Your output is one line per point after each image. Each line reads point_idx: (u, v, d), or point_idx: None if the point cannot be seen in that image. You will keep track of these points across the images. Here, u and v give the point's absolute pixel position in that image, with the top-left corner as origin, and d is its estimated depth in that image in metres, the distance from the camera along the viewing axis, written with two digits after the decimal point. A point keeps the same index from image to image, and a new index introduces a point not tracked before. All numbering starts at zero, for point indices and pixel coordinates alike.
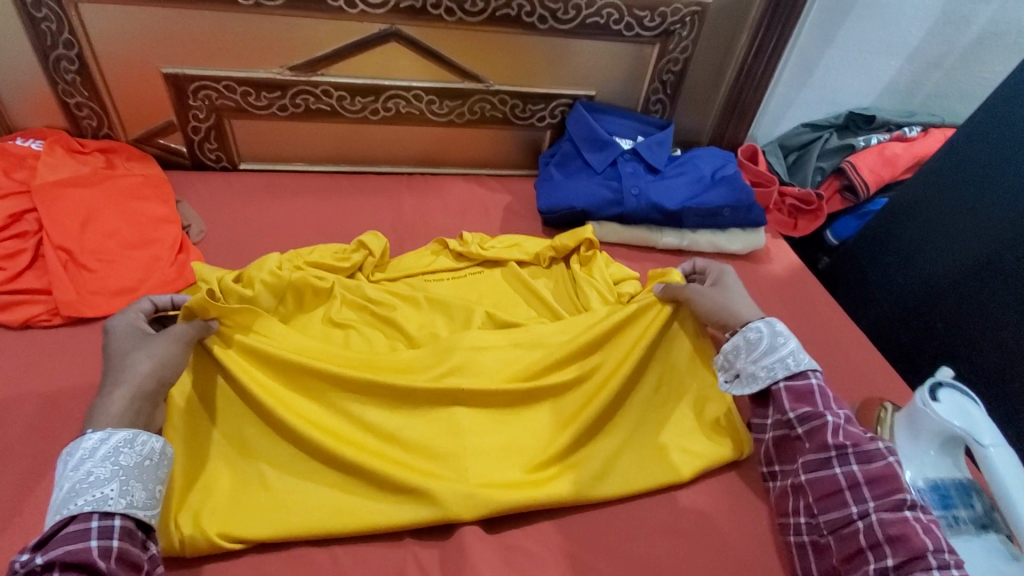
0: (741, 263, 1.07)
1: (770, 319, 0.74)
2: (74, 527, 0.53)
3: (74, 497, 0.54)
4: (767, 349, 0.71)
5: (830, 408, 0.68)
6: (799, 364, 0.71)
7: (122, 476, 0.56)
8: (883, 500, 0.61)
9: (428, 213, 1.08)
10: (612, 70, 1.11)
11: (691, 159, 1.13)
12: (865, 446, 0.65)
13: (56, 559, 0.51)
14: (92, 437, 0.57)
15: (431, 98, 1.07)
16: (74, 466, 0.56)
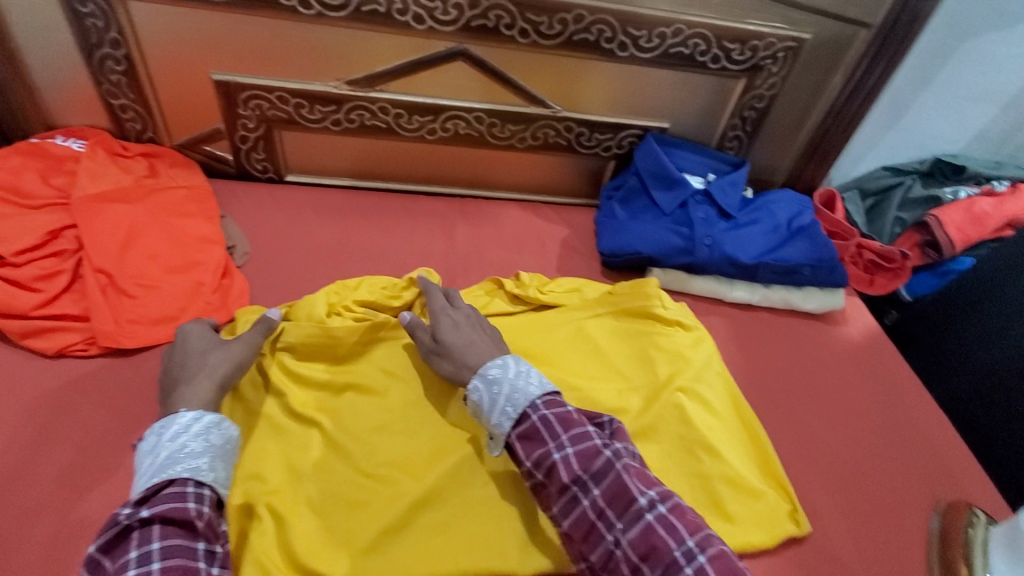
0: (812, 323, 1.00)
1: (485, 366, 0.64)
2: (172, 489, 0.53)
3: (171, 463, 0.54)
4: (490, 405, 0.61)
5: (555, 437, 0.57)
6: (518, 410, 0.59)
7: (212, 452, 0.57)
8: (625, 518, 0.53)
9: (482, 244, 1.02)
10: (690, 102, 1.02)
11: (767, 203, 1.03)
12: (580, 458, 0.56)
13: (157, 514, 0.51)
14: (186, 415, 0.58)
15: (493, 121, 1.00)
16: (169, 437, 0.56)
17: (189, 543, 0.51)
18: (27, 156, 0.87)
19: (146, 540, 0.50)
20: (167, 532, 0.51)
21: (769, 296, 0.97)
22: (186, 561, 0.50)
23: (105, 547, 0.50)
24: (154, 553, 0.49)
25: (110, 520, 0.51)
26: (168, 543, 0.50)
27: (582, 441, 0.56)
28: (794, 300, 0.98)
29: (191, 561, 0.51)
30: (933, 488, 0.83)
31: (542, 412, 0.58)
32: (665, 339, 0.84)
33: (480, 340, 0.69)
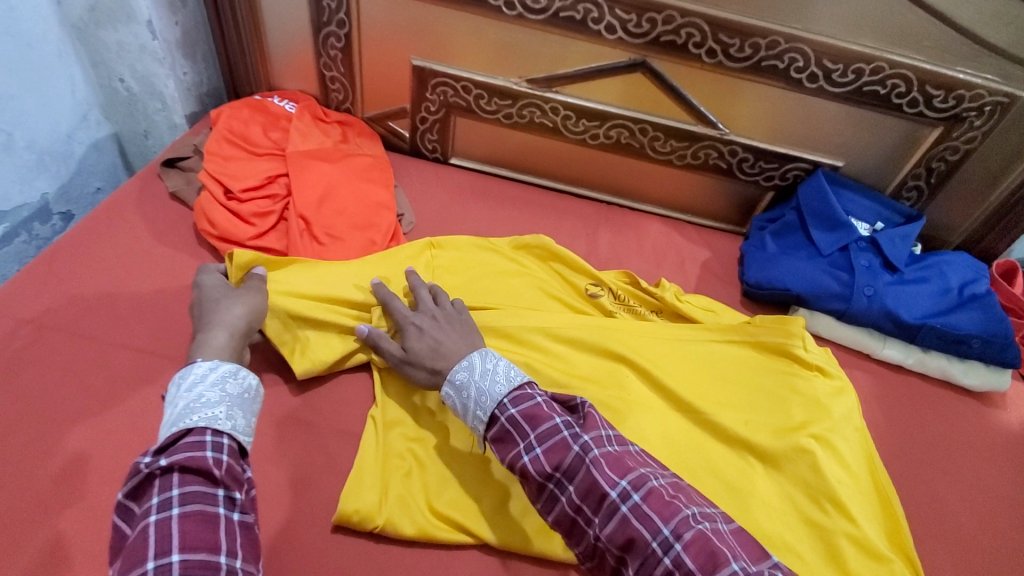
0: (967, 401, 0.91)
1: (449, 374, 0.65)
2: (190, 438, 0.51)
3: (188, 411, 0.53)
4: (464, 409, 0.63)
5: (524, 437, 0.57)
6: (486, 412, 0.60)
7: (228, 401, 0.56)
8: (602, 513, 0.52)
9: (623, 251, 1.03)
10: (871, 145, 0.97)
11: (940, 263, 0.95)
12: (560, 460, 0.55)
13: (171, 460, 0.48)
14: (202, 363, 0.59)
15: (657, 135, 1.02)
16: (186, 388, 0.56)
17: (208, 490, 0.48)
18: (253, 110, 1.02)
19: (164, 486, 0.47)
20: (186, 480, 0.48)
21: (925, 361, 0.90)
22: (205, 507, 0.47)
23: (130, 493, 0.48)
24: (171, 498, 0.46)
25: (131, 469, 0.49)
26: (187, 491, 0.47)
27: (547, 438, 0.56)
28: (953, 371, 0.90)
29: (212, 506, 0.48)
30: None
31: (508, 414, 0.58)
32: (804, 381, 0.81)
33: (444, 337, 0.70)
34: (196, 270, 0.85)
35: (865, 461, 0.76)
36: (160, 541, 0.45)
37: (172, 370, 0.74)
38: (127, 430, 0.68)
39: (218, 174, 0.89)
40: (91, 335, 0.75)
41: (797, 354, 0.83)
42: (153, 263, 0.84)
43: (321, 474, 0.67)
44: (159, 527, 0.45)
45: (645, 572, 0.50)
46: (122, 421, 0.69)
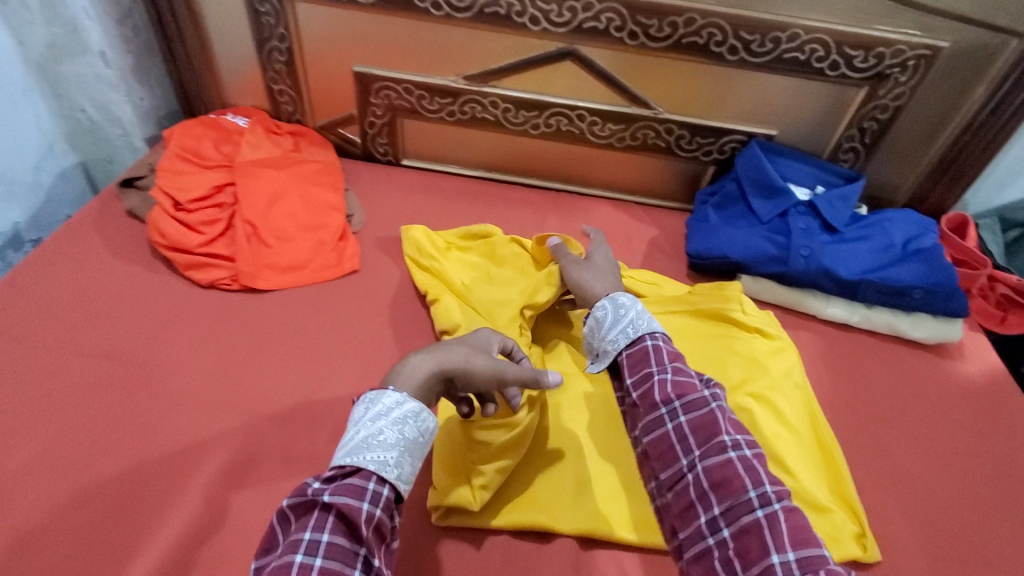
0: (921, 353, 0.90)
1: (616, 295, 0.70)
2: (355, 480, 0.51)
3: (363, 449, 0.53)
4: (612, 324, 0.67)
5: (660, 363, 0.61)
6: (638, 330, 0.64)
7: (401, 448, 0.54)
8: (708, 448, 0.55)
9: (571, 234, 1.05)
10: (802, 111, 0.99)
11: (881, 221, 0.96)
12: (690, 395, 0.58)
13: (334, 503, 0.50)
14: (392, 394, 0.56)
15: (594, 119, 1.05)
16: (371, 416, 0.55)
17: (349, 548, 0.50)
18: (205, 126, 1.06)
19: (320, 526, 0.49)
20: (335, 527, 0.50)
21: (869, 318, 0.91)
22: (342, 565, 0.49)
23: (290, 509, 0.51)
24: (320, 547, 0.48)
25: (301, 487, 0.52)
26: (332, 542, 0.49)
27: (680, 374, 0.60)
28: (899, 325, 0.90)
29: (349, 568, 0.49)
30: None
31: (657, 339, 0.63)
32: (742, 342, 0.82)
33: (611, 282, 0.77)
34: (151, 279, 0.89)
35: (806, 414, 0.77)
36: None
37: (122, 371, 0.77)
38: (79, 429, 0.71)
39: (167, 187, 0.93)
40: (47, 344, 0.79)
41: (735, 319, 0.84)
42: (109, 275, 0.88)
43: (266, 460, 0.70)
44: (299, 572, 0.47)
45: (733, 517, 0.52)
46: (75, 421, 0.72)
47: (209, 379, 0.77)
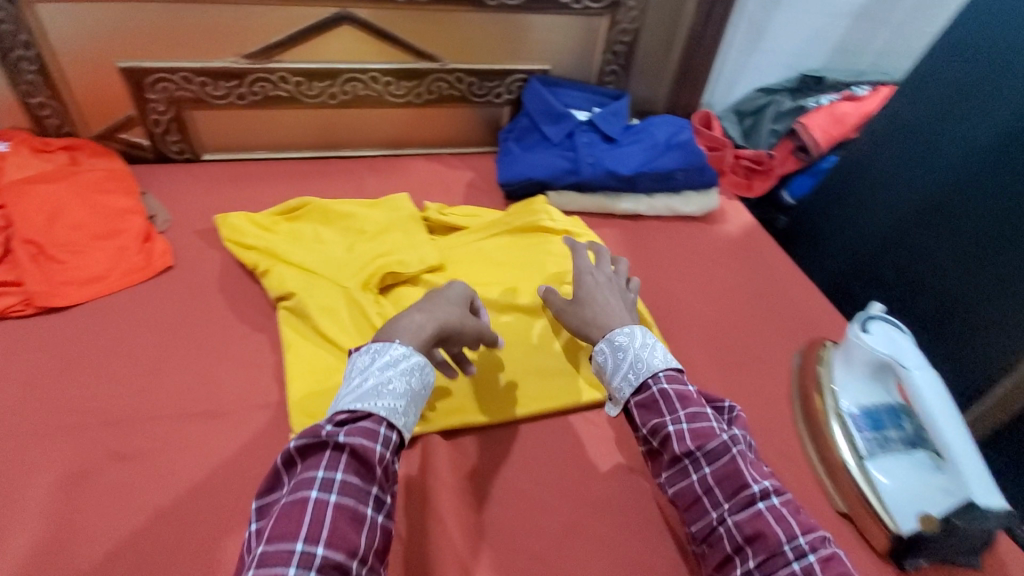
0: (695, 224, 1.10)
1: (613, 334, 0.66)
2: (368, 424, 0.55)
3: (375, 396, 0.56)
4: (614, 368, 0.65)
5: (673, 412, 0.60)
6: (640, 377, 0.63)
7: (407, 398, 0.58)
8: (737, 503, 0.56)
9: (391, 191, 1.10)
10: (564, 45, 1.14)
11: (647, 126, 1.14)
12: (712, 445, 0.58)
13: (348, 444, 0.53)
14: (399, 347, 0.60)
15: (388, 79, 1.10)
16: (379, 367, 0.59)
17: (363, 487, 0.52)
18: None
19: (332, 467, 0.52)
20: (348, 467, 0.52)
21: (653, 204, 1.08)
22: (355, 504, 0.51)
23: (301, 449, 0.53)
24: (335, 483, 0.51)
25: (313, 430, 0.54)
26: (346, 480, 0.51)
27: (697, 421, 0.59)
28: (675, 204, 1.08)
29: (363, 506, 0.51)
30: (804, 334, 0.88)
31: (663, 385, 0.61)
32: (554, 243, 0.94)
33: (612, 308, 0.70)
34: None
35: None
36: (312, 525, 0.48)
37: None
38: None
39: None
40: None
41: (545, 226, 0.95)
42: None
43: (106, 466, 0.66)
44: (316, 506, 0.49)
45: (769, 568, 0.52)
46: None
47: (19, 407, 0.70)
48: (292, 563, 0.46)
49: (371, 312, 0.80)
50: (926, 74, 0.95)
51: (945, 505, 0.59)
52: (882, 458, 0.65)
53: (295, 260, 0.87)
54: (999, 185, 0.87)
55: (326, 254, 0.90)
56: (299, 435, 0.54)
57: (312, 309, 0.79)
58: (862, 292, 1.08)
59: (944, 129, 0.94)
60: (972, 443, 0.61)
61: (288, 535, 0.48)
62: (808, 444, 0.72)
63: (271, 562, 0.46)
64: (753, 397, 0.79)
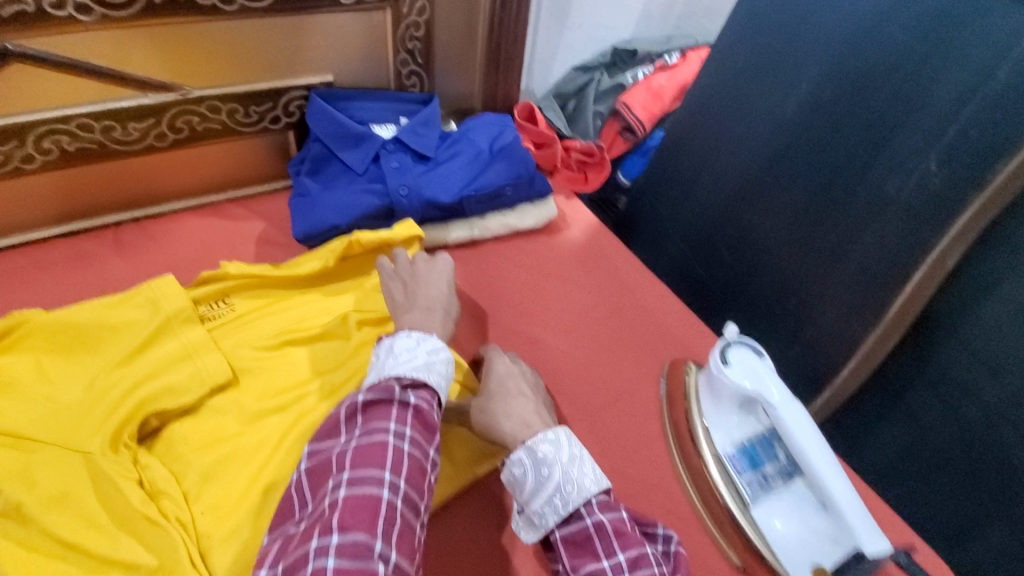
0: (537, 237, 0.99)
1: (533, 441, 0.58)
2: (426, 395, 0.57)
3: (427, 370, 0.58)
4: (536, 488, 0.57)
5: (611, 555, 0.53)
6: (568, 503, 0.55)
7: (447, 378, 0.60)
8: None
9: (155, 270, 0.83)
10: (344, 49, 0.93)
11: (465, 133, 0.99)
12: None
13: (416, 404, 0.55)
14: (437, 339, 0.63)
15: (107, 124, 0.81)
16: (424, 348, 0.61)
17: (427, 445, 0.54)
18: None
19: (402, 420, 0.53)
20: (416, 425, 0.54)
21: (488, 226, 0.95)
22: (421, 458, 0.53)
23: (368, 403, 0.54)
24: (407, 435, 0.52)
25: (381, 388, 0.55)
26: (416, 435, 0.53)
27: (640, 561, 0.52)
28: (511, 221, 0.96)
29: (426, 460, 0.53)
30: (666, 352, 0.82)
31: (598, 517, 0.54)
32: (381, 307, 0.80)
33: (523, 407, 0.64)
34: None
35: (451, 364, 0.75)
36: (394, 458, 0.51)
37: None
38: None
39: None
40: None
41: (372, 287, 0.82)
42: None
43: None
44: (393, 449, 0.51)
45: None
46: None
47: None
48: (382, 486, 0.49)
49: (129, 486, 0.58)
50: (729, 46, 0.94)
51: (834, 555, 0.56)
52: (763, 501, 0.61)
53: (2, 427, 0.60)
54: (809, 155, 0.85)
55: (54, 402, 0.63)
56: (366, 390, 0.55)
57: (33, 506, 0.55)
58: (706, 274, 1.05)
59: (756, 100, 0.91)
60: (841, 473, 0.57)
61: (374, 463, 0.50)
62: (691, 491, 0.66)
63: (362, 483, 0.49)
64: (627, 447, 0.71)
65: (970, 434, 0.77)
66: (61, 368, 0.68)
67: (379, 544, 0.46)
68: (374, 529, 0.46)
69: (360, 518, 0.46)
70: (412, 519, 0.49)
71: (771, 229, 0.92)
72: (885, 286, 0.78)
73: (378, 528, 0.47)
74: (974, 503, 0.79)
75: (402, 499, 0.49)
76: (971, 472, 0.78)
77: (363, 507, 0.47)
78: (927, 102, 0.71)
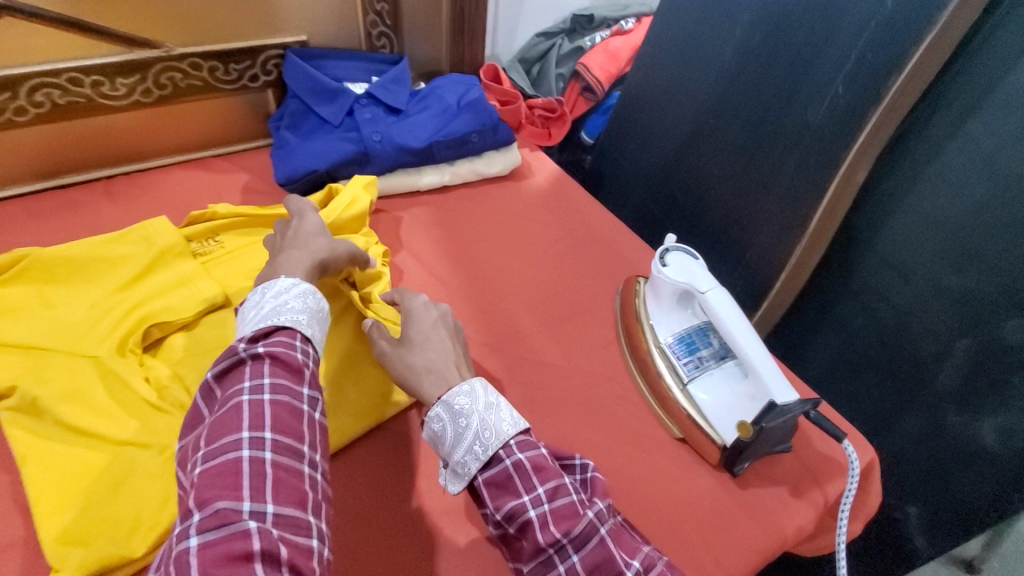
0: (504, 184, 1.07)
1: (450, 394, 0.58)
2: (281, 336, 0.54)
3: (274, 314, 0.56)
4: (455, 440, 0.56)
5: (530, 489, 0.53)
6: (488, 449, 0.55)
7: (310, 313, 0.58)
8: (579, 542, 0.50)
9: (145, 215, 0.89)
10: (316, 10, 1.00)
11: (433, 89, 1.06)
12: (578, 524, 0.51)
13: (269, 352, 0.52)
14: (286, 282, 0.60)
15: (95, 79, 0.86)
16: (273, 294, 0.58)
17: (293, 385, 0.52)
18: None
19: (258, 373, 0.51)
20: (275, 370, 0.51)
21: (457, 172, 1.03)
22: (292, 398, 0.51)
23: (220, 375, 0.52)
24: (264, 384, 0.50)
25: (230, 352, 0.53)
26: (276, 380, 0.51)
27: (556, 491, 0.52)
28: (479, 167, 1.04)
29: (298, 401, 0.51)
30: (621, 275, 0.91)
31: (516, 455, 0.54)
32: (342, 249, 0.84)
33: (441, 357, 0.62)
34: None
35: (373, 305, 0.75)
36: (253, 415, 0.48)
37: None
38: None
39: None
40: None
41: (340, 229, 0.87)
42: None
43: None
44: (252, 406, 0.48)
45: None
46: None
47: None
48: (243, 446, 0.46)
49: (135, 382, 0.65)
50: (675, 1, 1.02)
51: (753, 410, 0.65)
52: (699, 378, 0.70)
53: (19, 338, 0.67)
54: (742, 95, 0.95)
55: (61, 318, 0.70)
56: (214, 364, 0.52)
57: (49, 399, 0.62)
58: (663, 217, 1.14)
59: (698, 49, 1.00)
60: (761, 346, 0.65)
61: (230, 429, 0.47)
62: (639, 380, 0.75)
63: (221, 452, 0.46)
64: (585, 351, 0.79)
65: (887, 337, 0.89)
66: (64, 293, 0.74)
67: (249, 501, 0.44)
68: (239, 491, 0.44)
69: (222, 485, 0.44)
70: (294, 463, 0.48)
71: (715, 167, 1.01)
72: (808, 203, 0.89)
73: (245, 488, 0.44)
74: (893, 397, 0.91)
75: (272, 450, 0.47)
76: (889, 369, 0.90)
77: (225, 472, 0.45)
78: (836, 36, 0.81)
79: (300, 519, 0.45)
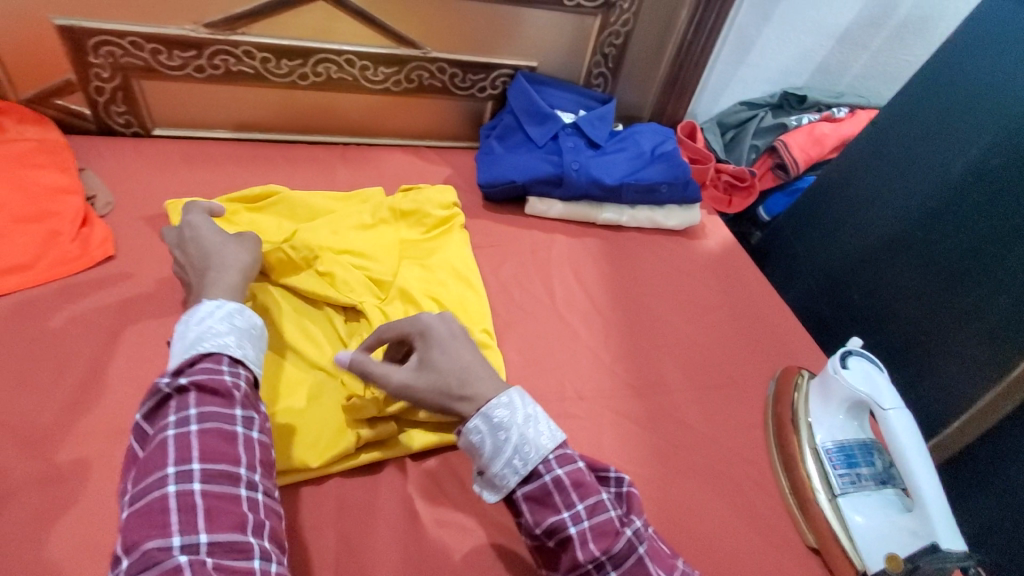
0: (676, 238, 1.08)
1: (488, 408, 0.59)
2: (207, 363, 0.55)
3: (197, 343, 0.56)
4: (493, 453, 0.58)
5: (570, 506, 0.56)
6: (528, 463, 0.57)
7: (238, 333, 0.59)
8: (618, 558, 0.54)
9: (364, 183, 1.03)
10: (555, 41, 1.09)
11: (632, 134, 1.11)
12: (614, 544, 0.55)
13: (193, 383, 0.53)
14: (206, 304, 0.59)
15: (365, 64, 1.02)
16: (194, 322, 0.58)
17: (224, 409, 0.53)
18: None
19: (184, 406, 0.52)
20: (202, 399, 0.53)
21: (637, 215, 1.06)
22: (222, 424, 0.52)
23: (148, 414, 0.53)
24: (190, 417, 0.51)
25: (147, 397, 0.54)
26: (203, 409, 0.52)
27: (596, 509, 0.56)
28: (658, 217, 1.07)
29: (231, 425, 0.53)
30: (780, 361, 0.88)
31: (555, 472, 0.57)
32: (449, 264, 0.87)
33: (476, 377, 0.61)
34: None
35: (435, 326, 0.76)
36: (178, 449, 0.49)
37: None
38: None
39: None
40: None
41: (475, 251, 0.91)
42: None
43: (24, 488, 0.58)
44: (178, 439, 0.50)
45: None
46: None
47: None
48: (169, 481, 0.48)
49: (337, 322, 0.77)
50: (907, 101, 0.95)
51: (911, 546, 0.61)
52: (853, 495, 0.67)
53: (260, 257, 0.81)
54: (960, 217, 0.88)
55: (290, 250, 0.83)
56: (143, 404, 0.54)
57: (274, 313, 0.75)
58: (831, 316, 1.09)
59: (919, 157, 0.94)
60: (936, 484, 0.61)
61: (155, 467, 0.49)
62: (780, 473, 0.72)
63: (148, 491, 0.48)
64: (729, 426, 0.78)
65: None
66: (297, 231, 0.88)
67: (178, 536, 0.46)
68: (168, 526, 0.46)
69: (151, 523, 0.46)
70: (231, 489, 0.50)
71: (907, 282, 0.95)
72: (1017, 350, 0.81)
73: (174, 523, 0.46)
74: None
75: (200, 481, 0.49)
76: None
77: (156, 509, 0.47)
78: None
79: (238, 543, 0.47)
